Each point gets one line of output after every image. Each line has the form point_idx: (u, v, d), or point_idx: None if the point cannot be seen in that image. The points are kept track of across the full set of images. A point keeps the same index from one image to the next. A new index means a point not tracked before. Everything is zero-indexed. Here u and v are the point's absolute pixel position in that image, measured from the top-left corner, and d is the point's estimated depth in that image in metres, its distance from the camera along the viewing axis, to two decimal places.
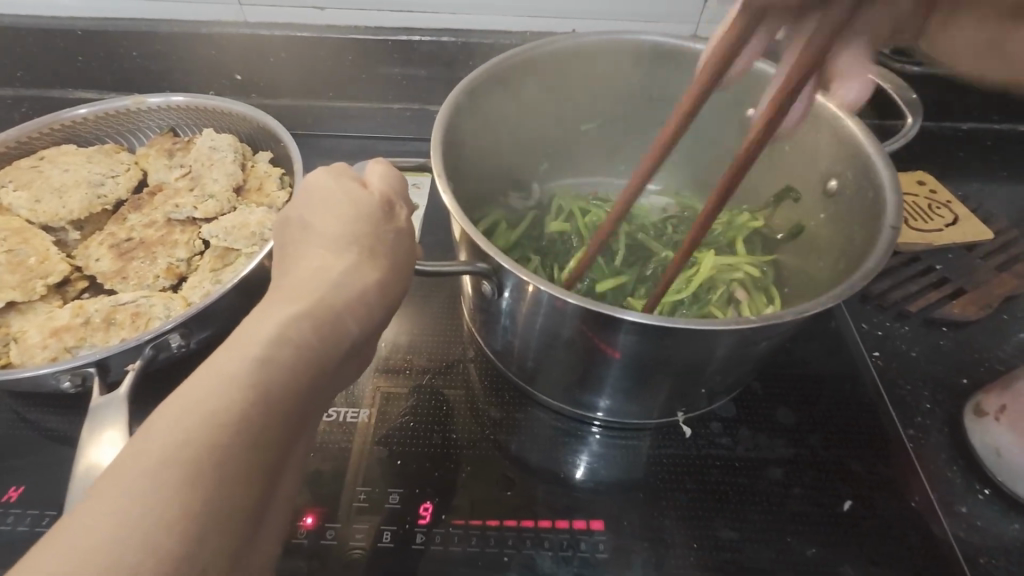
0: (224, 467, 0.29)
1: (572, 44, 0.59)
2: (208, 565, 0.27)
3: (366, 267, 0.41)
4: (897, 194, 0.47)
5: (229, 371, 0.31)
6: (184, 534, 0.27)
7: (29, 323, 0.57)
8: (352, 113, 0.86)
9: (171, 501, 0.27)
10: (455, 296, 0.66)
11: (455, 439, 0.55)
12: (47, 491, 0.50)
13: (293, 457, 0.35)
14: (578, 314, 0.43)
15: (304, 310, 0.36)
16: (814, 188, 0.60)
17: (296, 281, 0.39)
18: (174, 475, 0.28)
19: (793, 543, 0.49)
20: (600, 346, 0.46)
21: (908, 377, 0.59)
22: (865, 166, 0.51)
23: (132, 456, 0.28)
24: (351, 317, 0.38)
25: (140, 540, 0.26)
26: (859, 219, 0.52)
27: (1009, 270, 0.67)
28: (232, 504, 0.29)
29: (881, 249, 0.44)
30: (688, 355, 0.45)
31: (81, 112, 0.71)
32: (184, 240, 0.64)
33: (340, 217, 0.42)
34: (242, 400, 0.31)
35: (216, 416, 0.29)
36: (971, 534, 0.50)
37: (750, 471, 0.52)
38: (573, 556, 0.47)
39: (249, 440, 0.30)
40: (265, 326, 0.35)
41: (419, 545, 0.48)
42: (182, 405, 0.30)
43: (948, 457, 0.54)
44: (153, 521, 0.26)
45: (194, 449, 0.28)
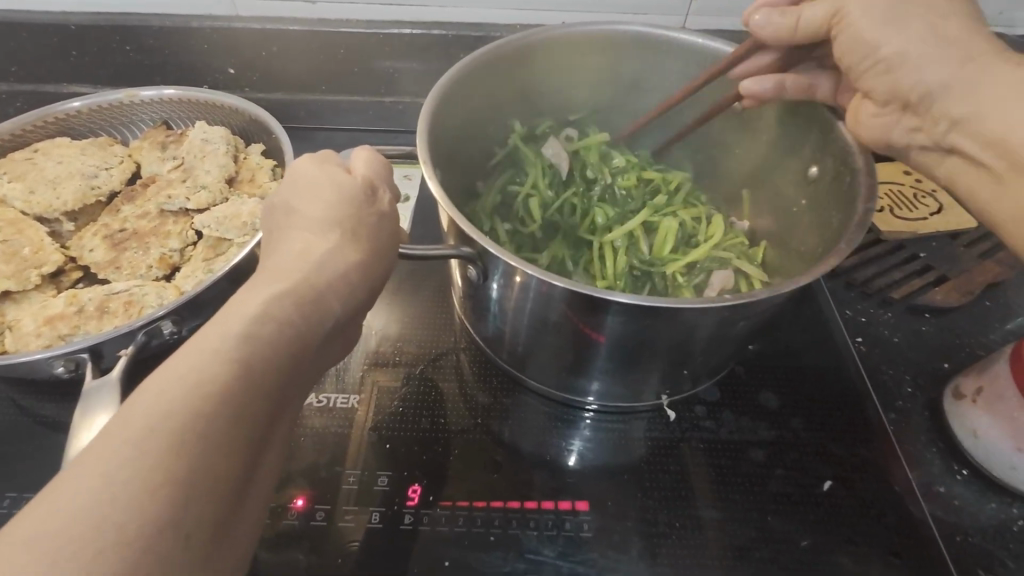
0: (210, 439, 0.30)
1: (557, 35, 0.60)
2: (192, 530, 0.28)
3: (350, 248, 0.42)
4: (873, 179, 0.48)
5: (214, 345, 0.32)
6: (169, 499, 0.28)
7: (24, 311, 0.58)
8: (345, 107, 0.86)
9: (156, 469, 0.28)
10: (445, 285, 0.67)
11: (444, 424, 0.56)
12: (42, 475, 0.51)
13: (276, 432, 0.36)
14: (563, 297, 0.44)
15: (286, 289, 0.37)
16: (794, 175, 0.61)
17: (283, 262, 0.39)
18: (157, 445, 0.28)
19: (773, 523, 0.49)
20: (584, 329, 0.47)
21: (890, 361, 0.60)
22: (844, 152, 0.52)
23: (116, 425, 0.29)
24: (334, 295, 0.39)
25: (127, 504, 0.27)
26: (838, 206, 0.53)
27: (992, 258, 0.68)
28: (216, 473, 0.30)
29: (857, 229, 0.45)
30: (670, 337, 0.46)
31: (74, 105, 0.72)
32: (177, 231, 0.65)
33: (326, 202, 0.43)
34: (225, 373, 0.31)
35: (200, 389, 0.30)
36: (949, 514, 0.51)
37: (733, 454, 0.53)
38: (557, 536, 0.48)
39: (234, 414, 0.31)
40: (249, 303, 0.35)
41: (407, 525, 0.49)
42: (165, 377, 0.31)
43: (928, 440, 0.55)
44: (137, 488, 0.27)
45: (179, 420, 0.29)
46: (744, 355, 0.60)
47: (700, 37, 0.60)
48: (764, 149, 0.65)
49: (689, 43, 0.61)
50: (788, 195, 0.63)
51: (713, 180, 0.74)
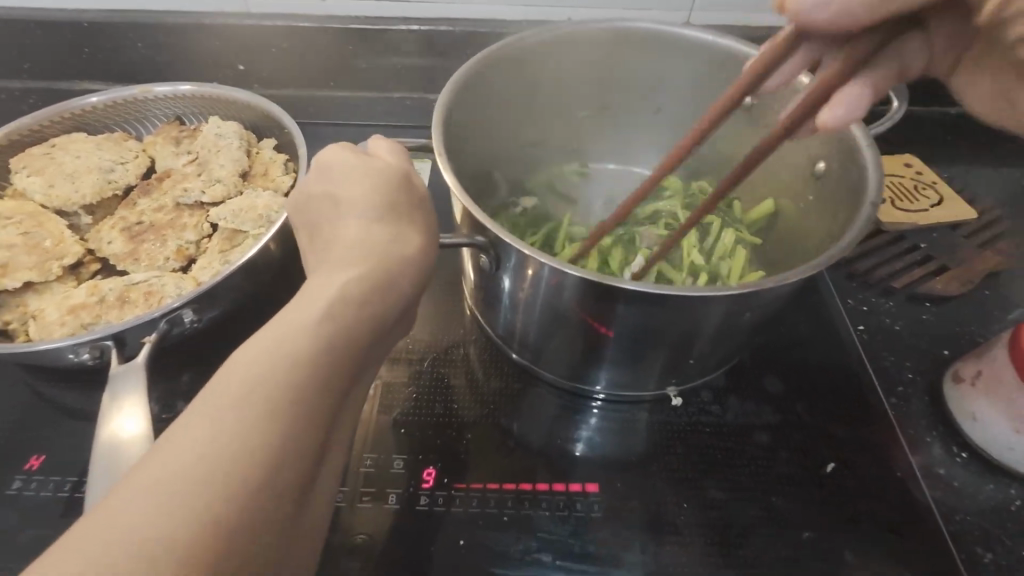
0: (301, 408, 0.32)
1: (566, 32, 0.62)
2: (282, 490, 0.30)
3: (409, 233, 0.43)
4: (879, 172, 0.49)
5: (301, 323, 0.35)
6: (266, 460, 0.30)
7: (47, 302, 0.59)
8: (353, 102, 0.87)
9: (255, 431, 0.30)
10: (454, 277, 0.68)
11: (457, 410, 0.57)
12: (67, 460, 0.53)
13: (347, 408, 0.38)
14: (575, 289, 0.45)
15: (362, 273, 0.39)
16: (802, 170, 0.63)
17: (348, 244, 0.41)
18: (257, 409, 0.31)
19: (777, 503, 0.51)
20: (593, 323, 0.49)
21: (892, 349, 0.62)
22: (848, 146, 0.54)
23: (220, 389, 0.32)
24: (407, 281, 0.41)
25: (230, 461, 0.29)
26: (846, 199, 0.55)
27: (991, 248, 0.70)
28: (305, 442, 0.32)
29: (860, 220, 0.47)
30: (678, 327, 0.48)
31: (91, 101, 0.73)
32: (192, 223, 0.67)
33: (371, 189, 0.44)
34: (312, 348, 0.34)
35: (293, 362, 0.33)
36: (949, 495, 0.52)
37: (738, 437, 0.55)
38: (568, 516, 0.50)
39: (320, 383, 0.33)
40: (328, 286, 0.38)
41: (423, 506, 0.50)
42: (260, 349, 0.33)
43: (928, 424, 0.56)
44: (240, 447, 0.30)
45: (276, 388, 0.32)
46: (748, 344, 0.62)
47: (710, 34, 0.61)
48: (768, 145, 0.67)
49: (698, 40, 0.62)
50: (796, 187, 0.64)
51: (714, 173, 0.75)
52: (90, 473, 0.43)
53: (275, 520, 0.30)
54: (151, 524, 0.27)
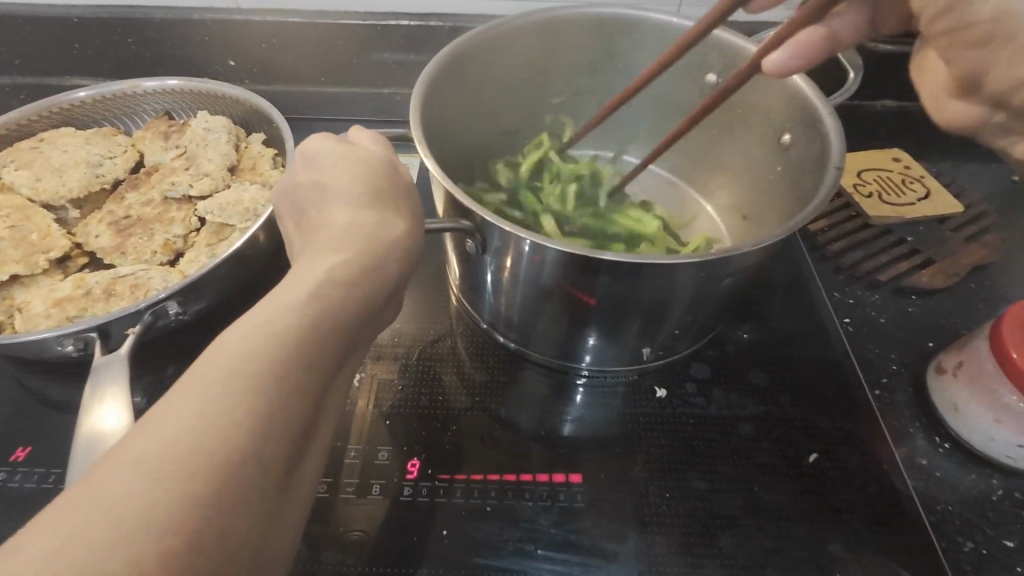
0: (285, 385, 0.32)
1: (538, 19, 0.62)
2: (269, 463, 0.30)
3: (393, 218, 0.43)
4: (842, 137, 0.49)
5: (289, 303, 0.35)
6: (252, 433, 0.30)
7: (33, 295, 0.59)
8: (343, 98, 0.88)
9: (239, 406, 0.30)
10: (441, 272, 0.69)
11: (443, 401, 0.57)
12: (52, 453, 0.53)
13: (332, 395, 0.38)
14: (556, 261, 0.47)
15: (347, 255, 0.39)
16: (767, 143, 0.62)
17: (333, 230, 0.41)
18: (242, 384, 0.31)
19: (761, 493, 0.51)
20: (573, 291, 0.50)
21: (877, 341, 0.62)
22: (812, 115, 0.54)
23: (206, 365, 0.32)
24: (395, 266, 0.41)
25: (216, 434, 0.29)
26: (809, 169, 0.54)
27: (977, 242, 0.70)
28: (291, 416, 0.32)
29: (825, 185, 0.47)
30: (650, 296, 0.49)
31: (79, 96, 0.73)
32: (180, 217, 0.67)
33: (358, 176, 0.44)
34: (298, 327, 0.34)
35: (277, 339, 0.33)
36: (931, 485, 0.52)
37: (722, 428, 0.55)
38: (552, 505, 0.50)
39: (306, 362, 0.33)
40: (316, 269, 0.38)
41: (406, 497, 0.50)
42: (247, 326, 0.33)
43: (911, 415, 0.57)
44: (225, 421, 0.29)
45: (260, 365, 0.32)
46: (733, 335, 0.62)
47: (676, 16, 0.62)
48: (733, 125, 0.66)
49: (666, 23, 0.63)
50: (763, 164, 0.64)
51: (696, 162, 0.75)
52: (72, 464, 0.43)
53: (262, 494, 0.30)
54: (137, 496, 0.27)
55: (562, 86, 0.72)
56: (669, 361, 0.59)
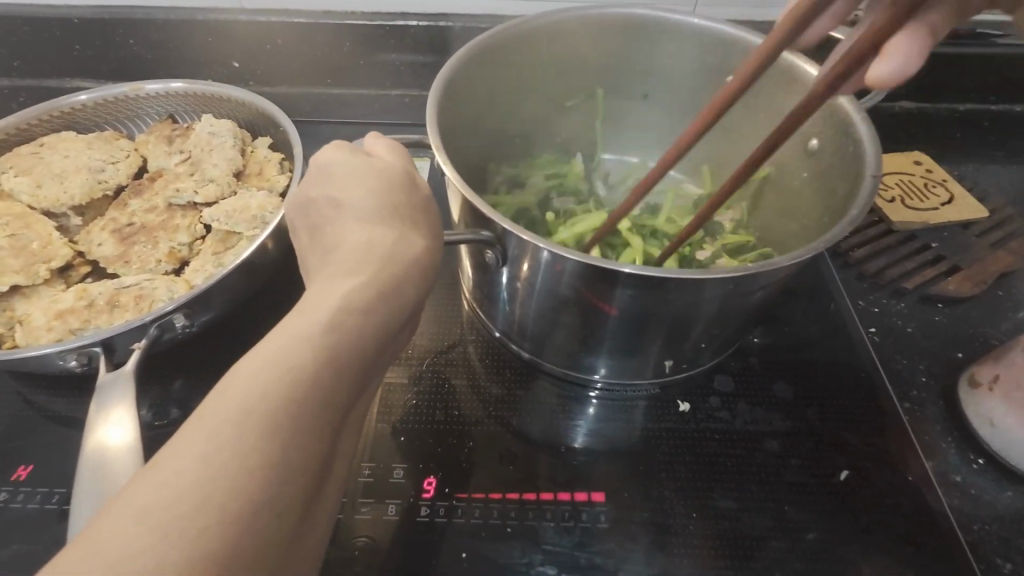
0: (299, 423, 0.30)
1: (555, 20, 0.60)
2: (283, 511, 0.29)
3: (410, 235, 0.41)
4: (877, 144, 0.48)
5: (303, 333, 0.33)
6: (263, 481, 0.28)
7: (34, 306, 0.57)
8: (349, 100, 0.85)
9: (251, 450, 0.28)
10: (453, 280, 0.67)
11: (459, 416, 0.55)
12: (55, 471, 0.51)
13: (350, 420, 0.36)
14: (579, 273, 0.45)
15: (362, 279, 0.37)
16: (794, 149, 0.61)
17: (346, 249, 0.39)
18: (253, 426, 0.29)
19: (790, 512, 0.49)
20: (596, 304, 0.48)
21: (905, 351, 0.60)
22: (842, 121, 0.52)
23: (215, 403, 0.30)
24: (412, 285, 0.39)
25: (227, 482, 0.27)
26: (841, 175, 0.53)
27: (1005, 247, 0.68)
28: (306, 459, 0.30)
29: (863, 197, 0.46)
30: (676, 310, 0.47)
31: (81, 99, 0.72)
32: (185, 224, 0.65)
33: (373, 189, 0.42)
34: (313, 361, 0.32)
35: (289, 373, 0.31)
36: (967, 503, 0.51)
37: (748, 444, 0.53)
38: (575, 527, 0.48)
39: (320, 399, 0.31)
40: (330, 294, 0.36)
41: (424, 517, 0.49)
42: (256, 360, 0.31)
43: (943, 429, 0.55)
44: (235, 467, 0.28)
45: (271, 404, 0.30)
46: (756, 346, 0.60)
47: (697, 17, 0.60)
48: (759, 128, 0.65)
49: (687, 24, 0.61)
50: (790, 169, 0.62)
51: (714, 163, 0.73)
52: (77, 484, 0.41)
53: (277, 544, 0.29)
54: (145, 553, 0.25)
55: (578, 88, 0.70)
56: (691, 374, 0.58)
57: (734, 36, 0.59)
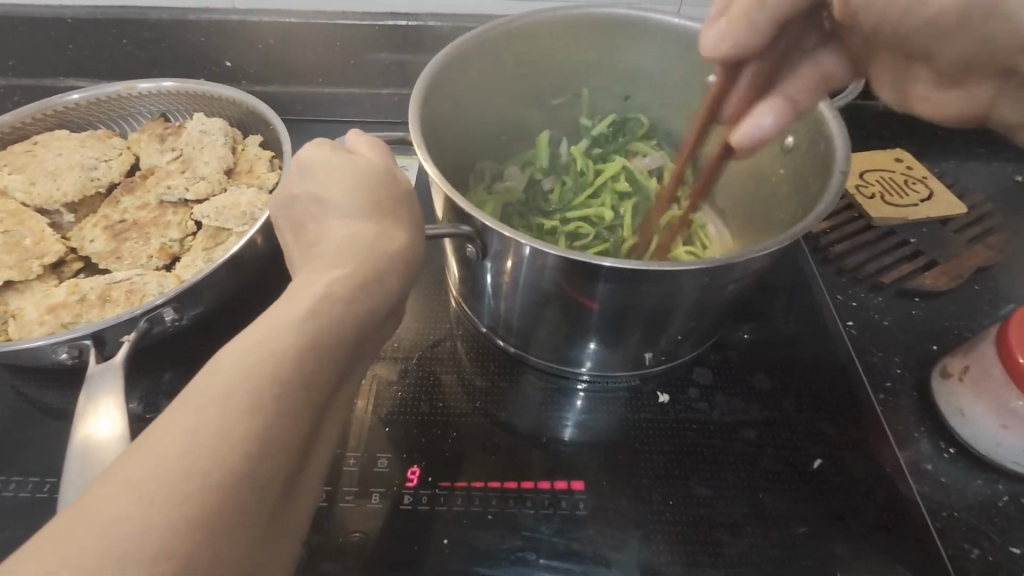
0: (283, 403, 0.31)
1: (538, 20, 0.61)
2: (266, 487, 0.30)
3: (388, 230, 0.42)
4: (847, 141, 0.49)
5: (286, 319, 0.34)
6: (247, 456, 0.29)
7: (27, 301, 0.58)
8: (340, 99, 0.87)
9: (237, 425, 0.29)
10: (440, 276, 0.68)
11: (443, 407, 0.57)
12: (47, 462, 0.52)
13: (332, 407, 0.37)
14: (556, 266, 0.46)
15: (339, 271, 0.38)
16: (771, 147, 0.62)
17: (325, 244, 0.40)
18: (239, 404, 0.30)
19: (764, 500, 0.51)
20: (574, 297, 0.49)
21: (881, 344, 0.61)
22: (815, 118, 0.53)
23: (202, 382, 0.31)
24: (395, 276, 0.40)
25: (211, 455, 0.28)
26: (813, 171, 0.54)
27: (981, 243, 0.69)
28: (286, 437, 0.31)
29: (831, 192, 0.47)
30: (651, 303, 0.49)
31: (74, 98, 0.73)
32: (176, 221, 0.66)
33: (352, 186, 0.43)
34: (296, 345, 0.33)
35: (275, 355, 0.32)
36: (937, 490, 0.52)
37: (725, 434, 0.54)
38: (554, 514, 0.49)
39: (303, 380, 0.33)
40: (314, 284, 0.37)
41: (407, 505, 0.50)
42: (243, 344, 0.33)
43: (916, 419, 0.56)
44: (220, 442, 0.29)
45: (257, 384, 0.31)
46: (735, 339, 0.61)
47: (677, 17, 0.61)
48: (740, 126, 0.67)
49: (668, 24, 0.62)
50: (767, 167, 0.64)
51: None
52: (65, 473, 0.42)
53: (256, 519, 0.30)
54: (130, 521, 0.26)
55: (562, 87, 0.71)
56: (671, 366, 0.59)
57: None
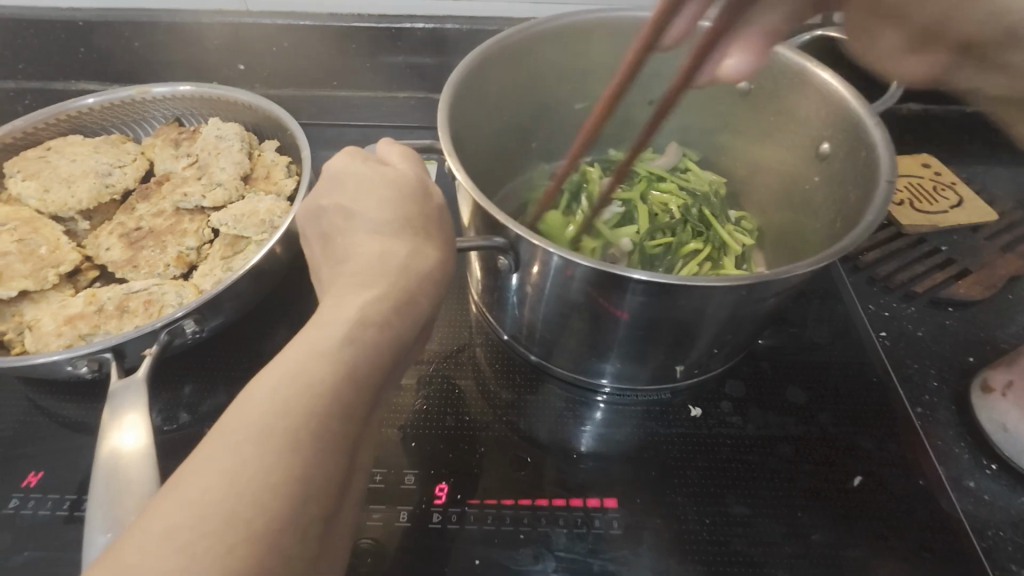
0: (321, 440, 0.30)
1: (563, 24, 0.60)
2: (310, 528, 0.29)
3: (423, 246, 0.41)
4: (892, 150, 0.48)
5: (319, 346, 0.33)
6: (288, 498, 0.28)
7: (43, 311, 0.57)
8: (354, 102, 0.85)
9: (275, 466, 0.28)
10: (462, 284, 0.67)
11: (469, 421, 0.55)
12: (66, 477, 0.51)
13: (368, 433, 0.36)
14: (591, 279, 0.45)
15: (372, 291, 0.37)
16: (804, 153, 0.61)
17: (359, 259, 0.39)
18: (276, 442, 0.29)
19: (803, 518, 0.49)
20: (608, 309, 0.48)
21: (916, 355, 0.60)
22: (855, 125, 0.52)
23: (238, 417, 0.30)
24: (426, 296, 0.39)
25: (252, 501, 0.27)
26: (853, 179, 0.52)
27: (1014, 251, 0.68)
28: (329, 473, 0.30)
29: (878, 202, 0.46)
30: (688, 317, 0.47)
31: (87, 103, 0.71)
32: (193, 229, 0.64)
33: (385, 198, 0.42)
34: (333, 375, 0.32)
35: (310, 387, 0.31)
36: (981, 508, 0.50)
37: (760, 449, 0.53)
38: (588, 534, 0.48)
39: (340, 413, 0.31)
40: (342, 305, 0.35)
41: (436, 524, 0.48)
42: (275, 375, 0.31)
43: (956, 434, 0.55)
44: (260, 485, 0.28)
45: (292, 420, 0.29)
46: (766, 350, 0.60)
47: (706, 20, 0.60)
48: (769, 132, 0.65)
49: (697, 28, 0.60)
50: (799, 174, 0.62)
51: (723, 165, 0.73)
52: (91, 488, 0.40)
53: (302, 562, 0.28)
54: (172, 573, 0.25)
55: (585, 91, 0.70)
56: (701, 379, 0.57)
57: None
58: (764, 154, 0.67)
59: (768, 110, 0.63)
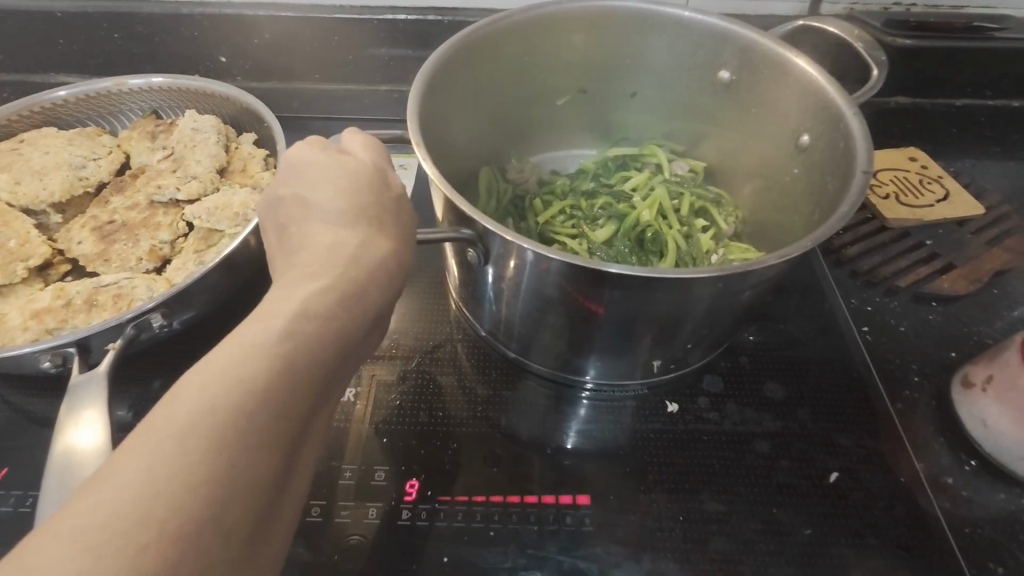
0: (249, 436, 0.29)
1: (540, 15, 0.59)
2: (233, 527, 0.28)
3: (379, 238, 0.40)
4: (869, 141, 0.47)
5: (257, 341, 0.32)
6: (210, 498, 0.27)
7: (11, 305, 0.56)
8: (338, 95, 0.84)
9: (196, 465, 0.27)
10: (441, 279, 0.66)
11: (443, 417, 0.55)
12: (30, 473, 0.50)
13: (316, 427, 0.35)
14: (561, 272, 0.44)
15: (327, 284, 0.36)
16: (786, 145, 0.60)
17: (313, 251, 0.38)
18: (199, 440, 0.28)
19: (778, 515, 0.48)
20: (582, 304, 0.47)
21: (898, 351, 0.59)
22: (833, 114, 0.52)
23: (162, 413, 0.29)
24: (379, 289, 0.38)
25: (168, 500, 0.26)
26: (831, 170, 0.52)
27: (1000, 245, 0.67)
28: (254, 471, 0.29)
29: (851, 196, 0.45)
30: (662, 311, 0.47)
31: (61, 94, 0.70)
32: (167, 222, 0.63)
33: (343, 189, 0.41)
34: (267, 372, 0.31)
35: (241, 384, 0.30)
36: (958, 505, 0.50)
37: (737, 446, 0.52)
38: (557, 531, 0.47)
39: (274, 409, 0.30)
40: (291, 299, 0.35)
41: (405, 521, 0.48)
42: (207, 371, 0.30)
43: (936, 430, 0.54)
44: (179, 483, 0.27)
45: (219, 416, 0.29)
46: (747, 345, 0.59)
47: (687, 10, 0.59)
48: (750, 124, 0.64)
49: (677, 18, 0.60)
50: (782, 166, 0.61)
51: (707, 158, 0.72)
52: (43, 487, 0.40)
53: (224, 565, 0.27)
54: None
55: (566, 84, 0.69)
56: (680, 374, 0.57)
57: (725, 30, 0.58)
58: (748, 147, 0.66)
59: (749, 102, 0.62)
